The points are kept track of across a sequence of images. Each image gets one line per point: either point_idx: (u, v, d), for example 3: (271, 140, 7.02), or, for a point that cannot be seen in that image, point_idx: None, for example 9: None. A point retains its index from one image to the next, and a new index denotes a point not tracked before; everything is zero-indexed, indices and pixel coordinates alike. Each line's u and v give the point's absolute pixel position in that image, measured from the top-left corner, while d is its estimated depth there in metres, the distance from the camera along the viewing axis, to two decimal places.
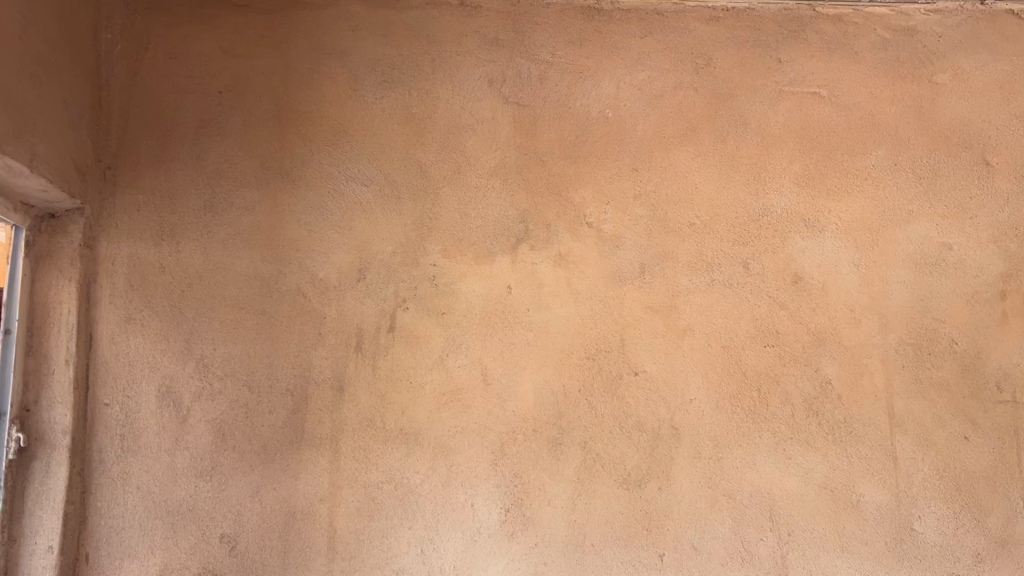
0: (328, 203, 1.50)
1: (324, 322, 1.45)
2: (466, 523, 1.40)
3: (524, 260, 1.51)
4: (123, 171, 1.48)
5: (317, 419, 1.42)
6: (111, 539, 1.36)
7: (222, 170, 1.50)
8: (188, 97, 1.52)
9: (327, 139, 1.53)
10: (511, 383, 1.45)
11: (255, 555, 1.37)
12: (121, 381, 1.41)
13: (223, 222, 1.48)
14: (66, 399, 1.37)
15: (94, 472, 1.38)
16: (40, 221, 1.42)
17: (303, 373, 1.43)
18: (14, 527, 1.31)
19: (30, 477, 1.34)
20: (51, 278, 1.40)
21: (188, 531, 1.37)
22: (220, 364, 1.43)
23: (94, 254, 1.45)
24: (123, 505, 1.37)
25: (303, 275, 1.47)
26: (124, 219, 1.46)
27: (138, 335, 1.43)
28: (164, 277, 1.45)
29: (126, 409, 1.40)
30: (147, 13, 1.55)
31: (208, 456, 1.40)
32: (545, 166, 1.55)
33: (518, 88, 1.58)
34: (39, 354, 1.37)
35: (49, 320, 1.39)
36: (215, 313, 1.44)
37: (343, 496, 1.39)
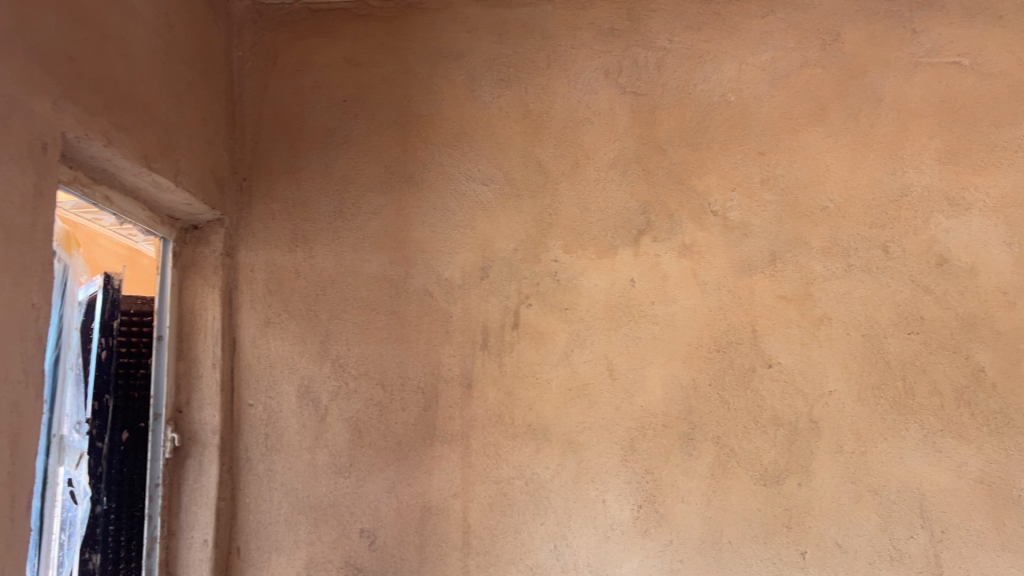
0: (451, 203, 1.52)
1: (451, 321, 1.47)
2: (599, 519, 1.39)
3: (647, 252, 1.48)
4: (258, 183, 1.55)
5: (447, 416, 1.44)
6: (259, 533, 1.43)
7: (349, 176, 1.55)
8: (314, 108, 1.58)
9: (448, 140, 1.55)
10: (639, 378, 1.43)
11: (393, 549, 1.40)
12: (263, 382, 1.48)
13: (352, 226, 1.52)
14: (215, 400, 1.45)
15: (242, 469, 1.45)
16: (184, 233, 1.52)
17: (432, 371, 1.46)
18: (172, 521, 1.40)
19: (185, 475, 1.42)
20: (196, 286, 1.49)
21: (330, 526, 1.42)
22: (354, 364, 1.47)
23: (235, 262, 1.53)
24: (270, 500, 1.44)
25: (429, 275, 1.49)
26: (260, 228, 1.54)
27: (278, 338, 1.49)
28: (299, 282, 1.51)
29: (269, 408, 1.47)
30: (274, 30, 1.62)
31: (346, 453, 1.44)
32: (666, 155, 1.52)
33: (636, 78, 1.56)
34: (188, 358, 1.47)
35: (197, 326, 1.48)
36: (348, 314, 1.49)
37: (475, 491, 1.41)
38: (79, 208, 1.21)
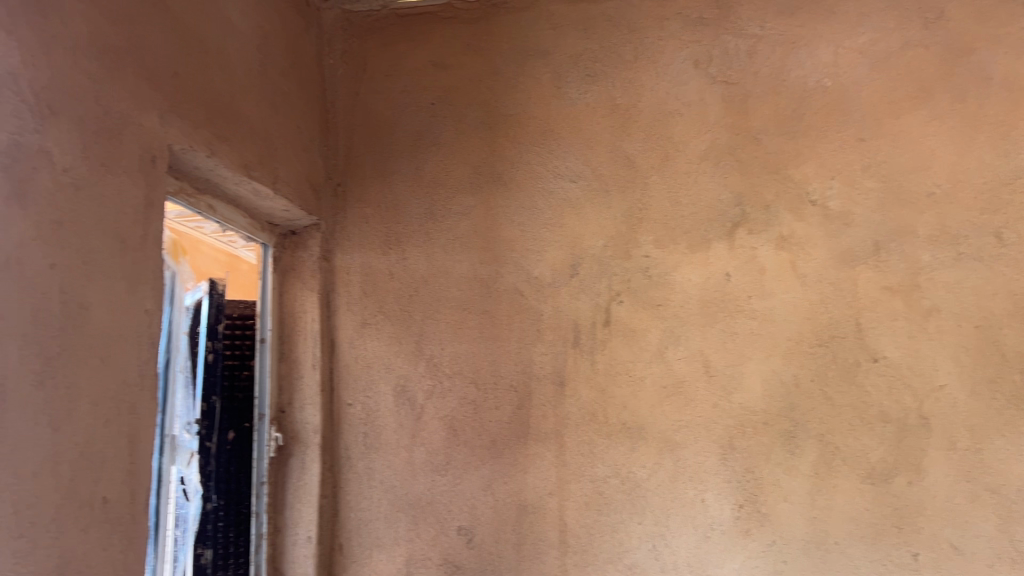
0: (540, 201, 1.52)
1: (542, 319, 1.47)
2: (698, 518, 1.36)
3: (743, 246, 1.45)
4: (351, 187, 1.59)
5: (541, 414, 1.44)
6: (360, 530, 1.46)
7: (438, 178, 1.56)
8: (404, 112, 1.61)
9: (535, 138, 1.55)
10: (737, 374, 1.40)
11: (491, 547, 1.41)
12: (361, 382, 1.52)
13: (442, 227, 1.54)
14: (315, 400, 1.49)
15: (342, 468, 1.49)
16: (283, 238, 1.58)
17: (525, 369, 1.46)
18: (278, 518, 1.45)
19: (289, 473, 1.47)
20: (295, 289, 1.55)
21: (428, 523, 1.44)
22: (448, 363, 1.49)
23: (331, 265, 1.57)
24: (370, 497, 1.47)
25: (519, 274, 1.50)
26: (355, 232, 1.57)
27: (373, 338, 1.53)
28: (393, 283, 1.54)
29: (367, 407, 1.50)
30: (363, 37, 1.65)
31: (442, 451, 1.46)
32: (760, 145, 1.48)
33: (727, 67, 1.52)
34: (289, 359, 1.52)
35: (297, 328, 1.53)
36: (441, 314, 1.51)
37: (571, 490, 1.40)
38: (184, 218, 1.26)
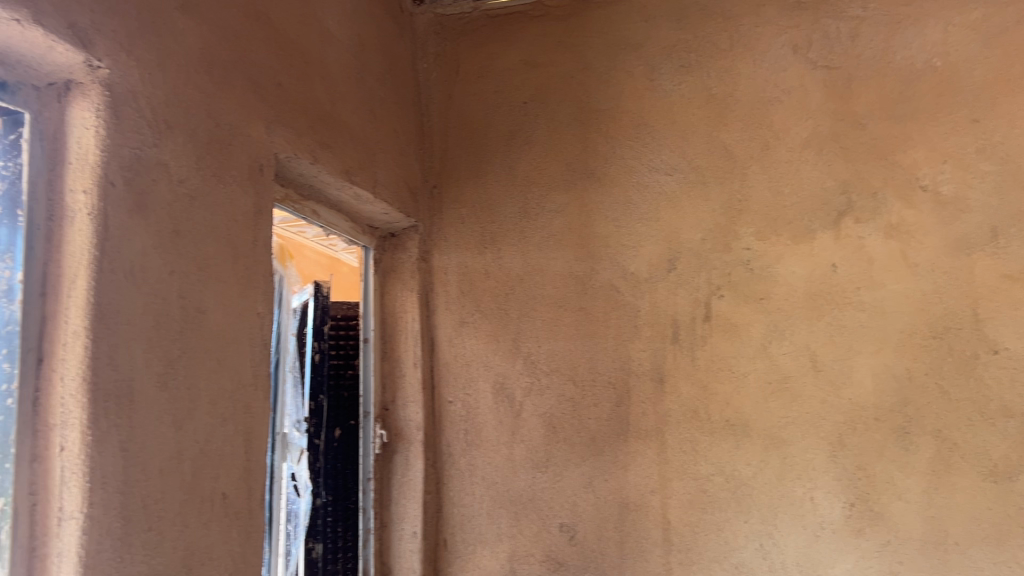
0: (635, 196, 1.51)
1: (640, 315, 1.46)
2: (807, 517, 1.32)
3: (849, 235, 1.40)
4: (447, 189, 1.61)
5: (641, 411, 1.43)
6: (464, 526, 1.48)
7: (532, 176, 1.57)
8: (497, 112, 1.62)
9: (629, 133, 1.53)
10: (845, 369, 1.36)
11: (594, 544, 1.41)
12: (461, 380, 1.54)
13: (537, 226, 1.55)
14: (417, 398, 1.52)
15: (445, 464, 1.52)
16: (383, 241, 1.61)
17: (624, 366, 1.45)
18: (384, 513, 1.49)
19: (394, 469, 1.51)
20: (396, 290, 1.58)
21: (530, 520, 1.45)
22: (546, 360, 1.49)
23: (429, 266, 1.59)
24: (472, 494, 1.49)
25: (615, 270, 1.49)
26: (451, 232, 1.60)
27: (472, 336, 1.54)
28: (489, 282, 1.55)
29: (467, 405, 1.52)
30: (455, 39, 1.68)
31: (543, 448, 1.47)
32: (865, 130, 1.43)
33: (828, 51, 1.47)
34: (392, 358, 1.56)
35: (399, 328, 1.56)
36: (538, 312, 1.51)
37: (674, 488, 1.39)
38: (289, 223, 1.30)
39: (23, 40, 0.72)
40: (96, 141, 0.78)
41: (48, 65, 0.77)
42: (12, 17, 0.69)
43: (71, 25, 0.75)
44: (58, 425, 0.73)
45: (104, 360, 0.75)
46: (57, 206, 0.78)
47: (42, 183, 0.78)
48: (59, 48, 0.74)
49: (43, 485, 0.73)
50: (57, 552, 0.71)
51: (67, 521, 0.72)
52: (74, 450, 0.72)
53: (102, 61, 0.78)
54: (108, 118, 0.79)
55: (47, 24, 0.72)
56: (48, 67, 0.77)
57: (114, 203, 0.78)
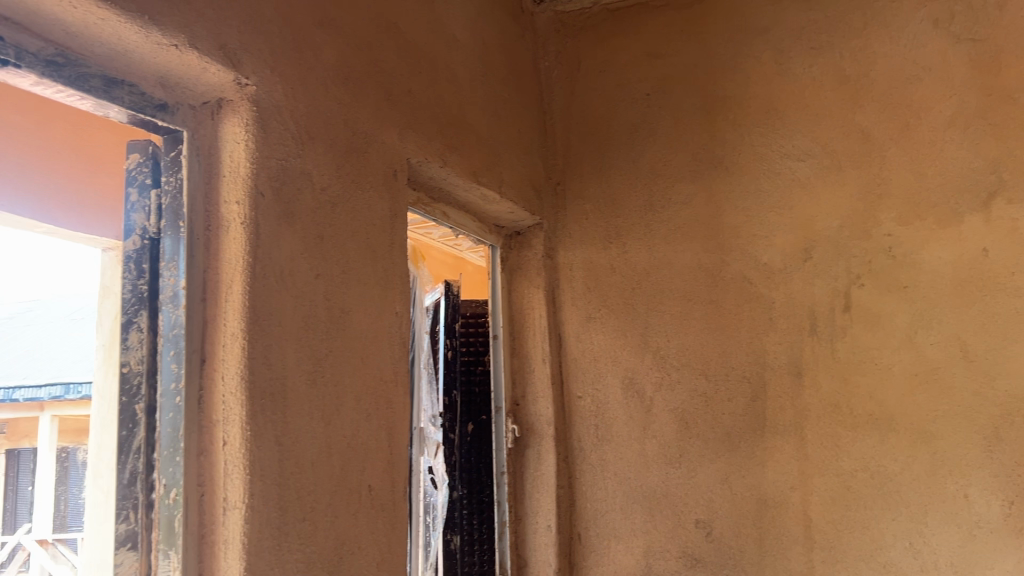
0: (765, 184, 1.47)
1: (774, 307, 1.42)
2: (961, 516, 1.26)
3: (1001, 217, 1.31)
4: (571, 185, 1.62)
5: (778, 405, 1.39)
6: (598, 521, 1.48)
7: (657, 169, 1.55)
8: (619, 105, 1.61)
9: (757, 119, 1.50)
10: (1000, 359, 1.28)
11: (732, 541, 1.38)
12: (590, 375, 1.54)
13: (663, 219, 1.53)
14: (547, 393, 1.53)
15: (576, 459, 1.52)
16: (509, 239, 1.63)
17: (758, 359, 1.42)
18: (519, 507, 1.51)
19: (527, 464, 1.52)
20: (523, 287, 1.59)
21: (665, 516, 1.44)
22: (676, 355, 1.48)
23: (555, 262, 1.61)
24: (605, 489, 1.49)
25: (747, 262, 1.45)
26: (576, 228, 1.60)
27: (600, 332, 1.55)
28: (615, 277, 1.55)
29: (597, 401, 1.53)
30: (576, 35, 1.68)
31: (675, 443, 1.45)
32: (1017, 104, 1.33)
33: (973, 23, 1.39)
34: (521, 354, 1.58)
35: (526, 325, 1.58)
36: (666, 305, 1.50)
37: (815, 484, 1.34)
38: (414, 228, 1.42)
39: (181, 63, 0.78)
40: (247, 154, 0.83)
41: (202, 85, 0.82)
42: (171, 43, 0.74)
43: (223, 46, 0.80)
44: (220, 421, 0.79)
45: (258, 360, 0.80)
46: (214, 217, 0.83)
47: (200, 196, 0.84)
48: (212, 69, 0.79)
49: (209, 477, 0.79)
50: (223, 539, 0.77)
51: (231, 510, 0.77)
52: (235, 444, 0.78)
53: (250, 79, 0.83)
54: (257, 132, 0.84)
55: (201, 48, 0.77)
56: (202, 87, 0.83)
57: (264, 213, 0.83)
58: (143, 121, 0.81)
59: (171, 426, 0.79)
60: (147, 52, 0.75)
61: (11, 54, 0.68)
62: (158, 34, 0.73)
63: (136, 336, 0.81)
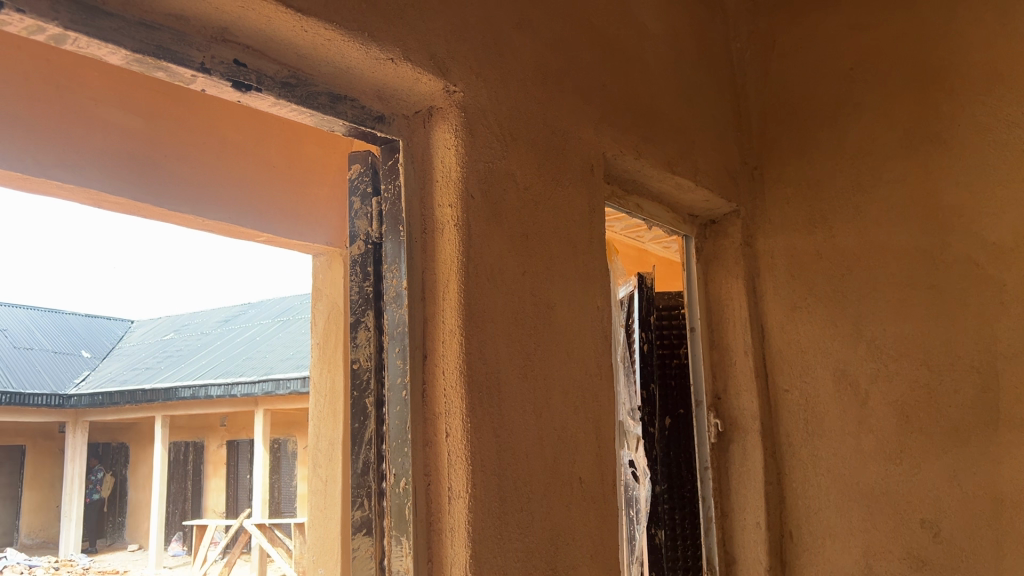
0: (991, 156, 1.31)
1: (1007, 290, 1.27)
2: None
3: None
4: (769, 169, 1.58)
5: (1015, 398, 1.24)
6: (811, 518, 1.42)
7: (864, 147, 1.46)
8: (819, 84, 1.54)
9: (979, 88, 1.34)
10: None
11: (963, 543, 1.25)
12: (797, 367, 1.49)
13: (873, 199, 1.44)
14: (751, 386, 1.49)
15: (785, 454, 1.48)
16: (704, 228, 1.61)
17: (989, 348, 1.27)
18: (725, 503, 1.48)
19: (732, 459, 1.49)
20: (721, 278, 1.57)
21: (885, 514, 1.34)
22: (892, 345, 1.38)
23: (754, 250, 1.57)
24: (818, 486, 1.43)
25: (971, 242, 1.31)
26: (777, 214, 1.55)
27: (806, 321, 1.48)
28: (822, 263, 1.48)
29: (805, 393, 1.47)
30: (771, 15, 1.63)
31: (895, 439, 1.35)
32: None
33: None
34: (721, 346, 1.55)
35: (726, 316, 1.56)
36: (879, 292, 1.41)
37: None
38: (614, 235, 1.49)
39: (396, 76, 0.82)
40: (457, 158, 0.86)
41: (415, 95, 0.87)
42: (388, 56, 0.79)
43: (432, 56, 0.83)
44: (442, 414, 0.83)
45: (476, 355, 0.83)
46: (430, 219, 0.88)
47: (416, 201, 0.89)
48: (423, 79, 0.83)
49: (434, 467, 0.83)
50: (450, 526, 0.80)
51: (455, 499, 0.80)
52: (457, 435, 0.81)
53: (458, 85, 0.86)
54: (466, 137, 0.87)
55: (414, 59, 0.81)
56: (414, 97, 0.87)
57: (475, 214, 0.86)
58: (364, 132, 0.88)
59: (399, 419, 0.85)
60: (366, 67, 0.80)
61: (253, 79, 0.74)
62: (376, 49, 0.77)
63: (365, 333, 0.91)
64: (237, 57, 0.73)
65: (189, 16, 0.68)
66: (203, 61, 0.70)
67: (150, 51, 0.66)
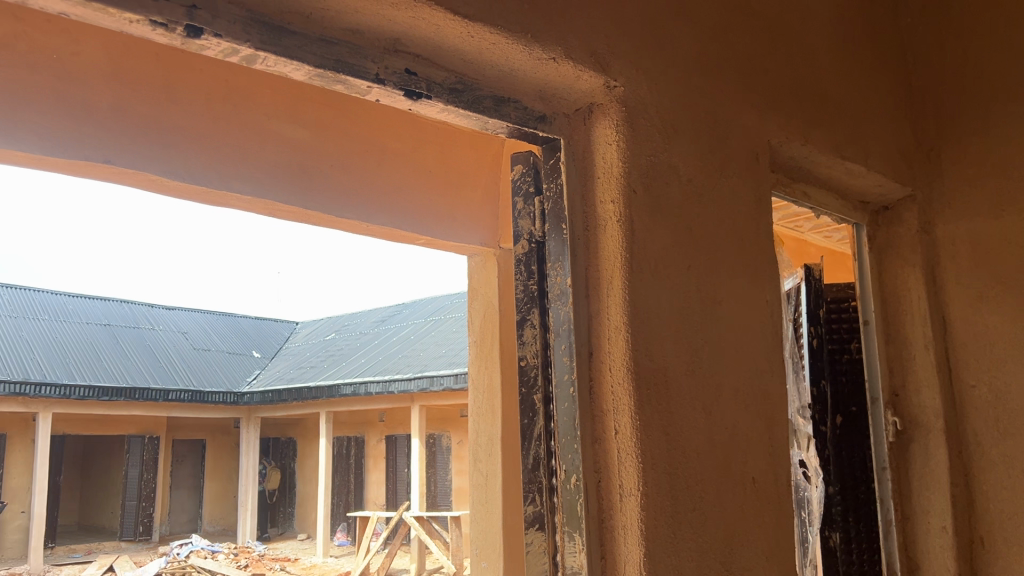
0: None
1: None
2: None
3: None
4: (947, 149, 1.47)
5: None
6: (1006, 522, 1.29)
7: None
8: (1004, 55, 1.42)
9: None
10: None
11: None
12: (984, 362, 1.37)
13: None
14: (933, 382, 1.39)
15: (973, 455, 1.36)
16: (876, 215, 1.52)
17: None
18: (906, 507, 1.39)
19: (914, 459, 1.40)
20: (896, 268, 1.49)
21: None
22: None
23: (933, 237, 1.47)
24: (1012, 489, 1.30)
25: None
26: (957, 197, 1.44)
27: (994, 312, 1.37)
28: (1012, 249, 1.36)
29: (995, 389, 1.35)
30: None
31: None
32: None
33: None
34: (897, 340, 1.46)
35: (902, 307, 1.47)
36: None
37: None
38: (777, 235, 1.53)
39: (558, 75, 0.83)
40: (619, 154, 0.86)
41: (576, 93, 0.87)
42: (550, 56, 0.79)
43: (593, 52, 0.83)
44: (611, 411, 0.83)
45: (643, 352, 0.82)
46: (592, 216, 0.88)
47: (578, 199, 0.89)
48: (585, 76, 0.83)
49: (604, 465, 0.83)
50: (622, 523, 0.80)
51: (627, 496, 0.80)
52: (626, 433, 0.81)
53: (619, 80, 0.86)
54: (628, 132, 0.86)
55: (576, 57, 0.81)
56: (575, 95, 0.88)
57: (638, 209, 0.86)
58: (526, 133, 0.89)
59: (568, 416, 0.85)
60: (529, 68, 0.81)
61: (423, 87, 0.77)
62: (539, 49, 0.78)
63: (531, 331, 0.94)
64: (408, 66, 0.76)
65: (364, 30, 0.71)
66: (377, 73, 0.73)
67: (330, 65, 0.70)
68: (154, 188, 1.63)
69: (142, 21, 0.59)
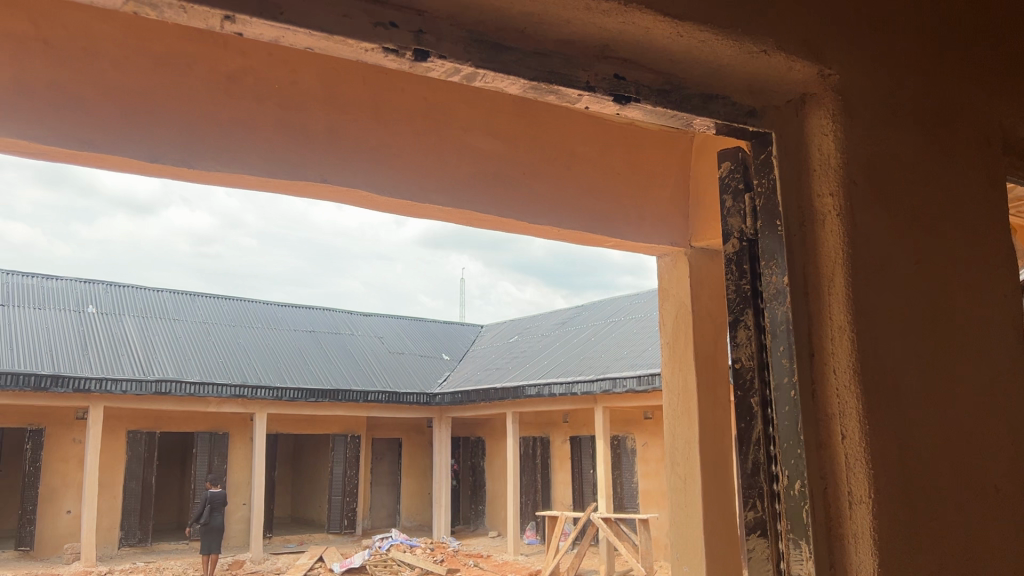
0: None
1: None
2: None
3: None
4: None
5: None
6: None
7: None
8: None
9: None
10: None
11: None
12: None
13: None
14: None
15: None
16: None
17: None
18: None
19: None
20: None
21: None
22: None
23: None
24: None
25: None
26: None
27: None
28: None
29: None
30: None
31: None
32: None
33: None
34: None
35: None
36: None
37: None
38: None
39: (769, 68, 0.81)
40: (838, 147, 0.83)
41: (788, 85, 0.84)
42: (761, 49, 0.77)
43: (806, 42, 0.80)
44: (836, 415, 0.80)
45: (869, 353, 0.79)
46: (810, 212, 0.85)
47: (793, 195, 0.86)
48: (798, 66, 0.80)
49: (831, 471, 0.80)
50: (852, 533, 0.76)
51: (857, 505, 0.76)
52: (855, 438, 0.77)
53: (833, 68, 0.82)
54: (845, 124, 0.83)
55: (787, 47, 0.79)
56: (787, 87, 0.85)
57: (858, 203, 0.82)
58: (736, 129, 0.88)
59: (789, 419, 0.82)
60: (739, 63, 0.80)
61: (632, 91, 0.79)
62: (749, 42, 0.77)
63: (744, 332, 0.91)
64: (617, 72, 0.78)
65: (574, 40, 0.75)
66: (588, 81, 0.77)
67: (543, 77, 0.74)
68: (364, 204, 1.73)
69: (376, 49, 0.67)
